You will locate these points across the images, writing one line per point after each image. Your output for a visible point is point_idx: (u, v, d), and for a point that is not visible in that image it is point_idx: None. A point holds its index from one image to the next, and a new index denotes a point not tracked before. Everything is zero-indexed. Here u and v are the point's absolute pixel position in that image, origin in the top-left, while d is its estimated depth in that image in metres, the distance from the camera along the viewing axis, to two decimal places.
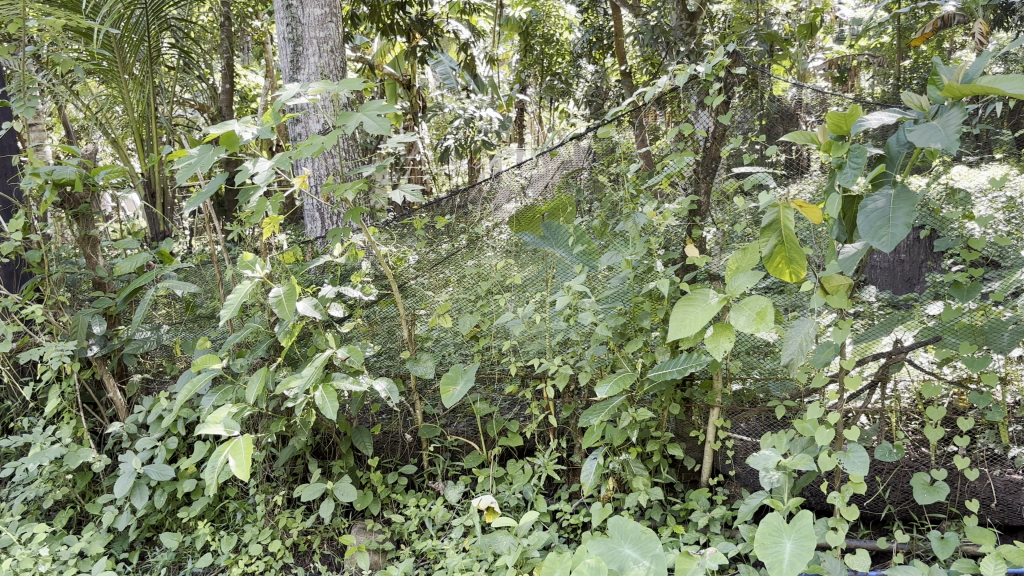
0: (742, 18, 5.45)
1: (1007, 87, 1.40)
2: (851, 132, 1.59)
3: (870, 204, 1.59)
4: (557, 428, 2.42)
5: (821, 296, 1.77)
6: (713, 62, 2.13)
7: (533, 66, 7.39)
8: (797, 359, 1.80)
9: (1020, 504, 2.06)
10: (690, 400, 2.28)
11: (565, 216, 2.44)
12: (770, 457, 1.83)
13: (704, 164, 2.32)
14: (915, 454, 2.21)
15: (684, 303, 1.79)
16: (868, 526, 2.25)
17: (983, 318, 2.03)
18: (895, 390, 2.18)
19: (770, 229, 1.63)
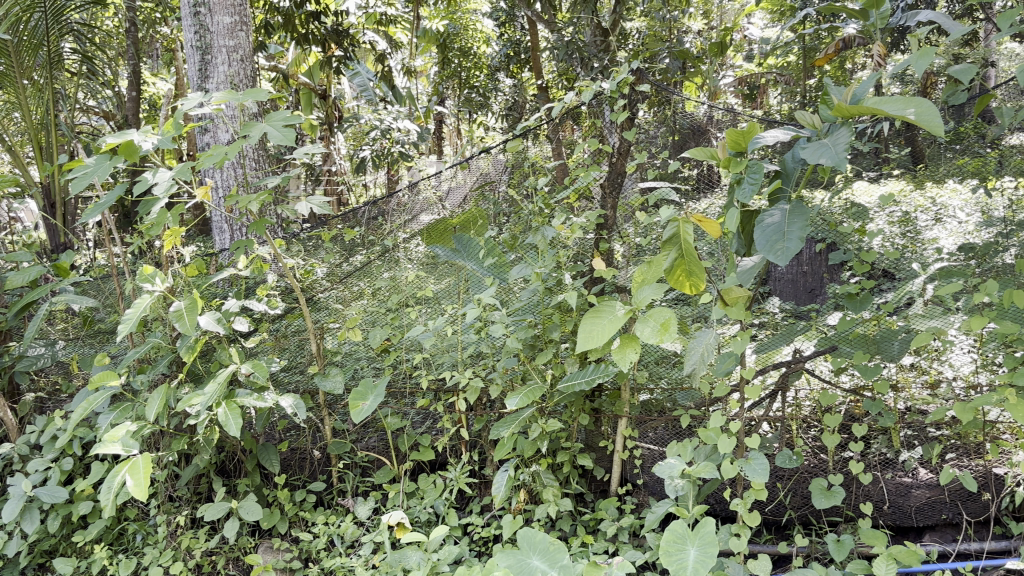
0: (654, 35, 5.59)
1: (891, 108, 1.46)
2: (749, 149, 1.64)
3: (767, 219, 1.63)
4: (469, 441, 2.42)
5: (720, 308, 1.82)
6: (618, 80, 2.18)
7: (451, 78, 7.42)
8: (699, 370, 1.84)
9: (910, 506, 2.18)
10: (599, 411, 2.31)
11: (476, 229, 2.46)
12: (675, 465, 1.86)
13: (611, 179, 2.37)
14: (814, 460, 2.29)
15: (592, 315, 1.81)
16: (771, 531, 2.32)
17: (876, 328, 2.13)
18: (796, 399, 2.24)
19: (670, 242, 1.66)
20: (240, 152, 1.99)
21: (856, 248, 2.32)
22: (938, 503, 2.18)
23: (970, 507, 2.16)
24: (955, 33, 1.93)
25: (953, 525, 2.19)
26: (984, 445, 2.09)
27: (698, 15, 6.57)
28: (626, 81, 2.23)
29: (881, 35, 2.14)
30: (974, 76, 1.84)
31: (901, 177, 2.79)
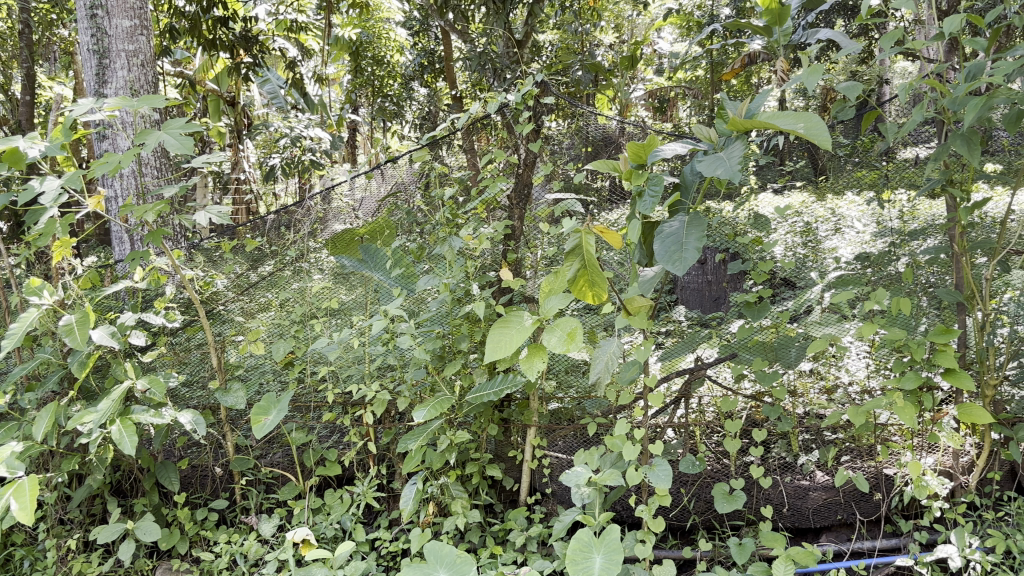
0: (567, 48, 5.67)
1: (784, 123, 1.51)
2: (650, 161, 1.67)
3: (666, 230, 1.67)
4: (377, 454, 2.40)
5: (623, 317, 1.85)
6: (523, 91, 2.21)
7: (365, 87, 7.35)
8: (603, 378, 1.86)
9: (808, 508, 2.24)
10: (508, 421, 2.32)
11: (382, 239, 2.47)
12: (582, 473, 1.88)
13: (518, 190, 2.40)
14: (717, 465, 2.34)
15: (500, 326, 1.80)
16: (676, 536, 2.36)
17: (775, 335, 2.18)
18: (698, 406, 2.34)
19: (573, 253, 1.67)
20: (136, 159, 1.93)
21: (759, 259, 2.37)
22: (834, 504, 2.24)
23: (863, 507, 2.23)
24: (849, 51, 2.02)
25: (848, 526, 2.25)
26: (876, 448, 2.17)
27: (609, 29, 6.68)
28: (531, 93, 2.26)
29: (781, 51, 2.22)
30: (859, 92, 1.97)
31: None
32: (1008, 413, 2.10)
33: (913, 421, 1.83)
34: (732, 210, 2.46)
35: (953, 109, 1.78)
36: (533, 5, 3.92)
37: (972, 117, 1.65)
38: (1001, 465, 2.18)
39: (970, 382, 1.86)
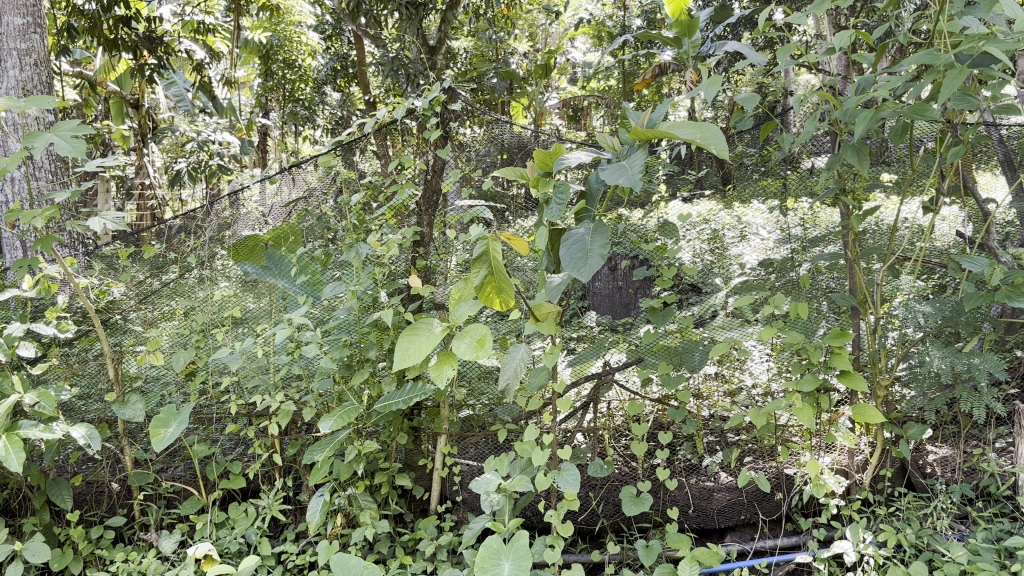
0: (482, 56, 5.68)
1: (683, 132, 1.55)
2: (555, 169, 1.68)
3: (572, 237, 1.68)
4: (284, 466, 2.35)
5: (532, 323, 1.86)
6: (430, 97, 2.21)
7: (276, 90, 7.21)
8: (513, 385, 1.85)
9: (712, 510, 2.30)
10: (418, 429, 2.30)
11: (287, 245, 2.39)
12: (491, 480, 1.89)
13: (426, 197, 2.39)
14: (625, 468, 2.37)
15: (409, 333, 1.77)
16: (585, 540, 2.38)
17: (679, 340, 2.24)
18: (607, 410, 2.38)
19: (480, 260, 1.65)
20: (23, 163, 1.84)
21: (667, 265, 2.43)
22: (737, 505, 2.30)
23: (765, 507, 2.30)
24: (758, 63, 2.05)
25: (751, 525, 2.32)
26: (777, 448, 2.23)
27: (524, 37, 6.72)
28: (438, 99, 2.26)
29: (689, 62, 2.26)
30: (756, 104, 2.01)
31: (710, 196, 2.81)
32: (899, 413, 2.20)
33: (811, 421, 1.90)
34: (641, 216, 2.55)
35: (844, 121, 1.85)
36: (446, 11, 3.91)
37: (861, 130, 1.71)
38: (892, 462, 2.28)
39: (864, 383, 1.93)
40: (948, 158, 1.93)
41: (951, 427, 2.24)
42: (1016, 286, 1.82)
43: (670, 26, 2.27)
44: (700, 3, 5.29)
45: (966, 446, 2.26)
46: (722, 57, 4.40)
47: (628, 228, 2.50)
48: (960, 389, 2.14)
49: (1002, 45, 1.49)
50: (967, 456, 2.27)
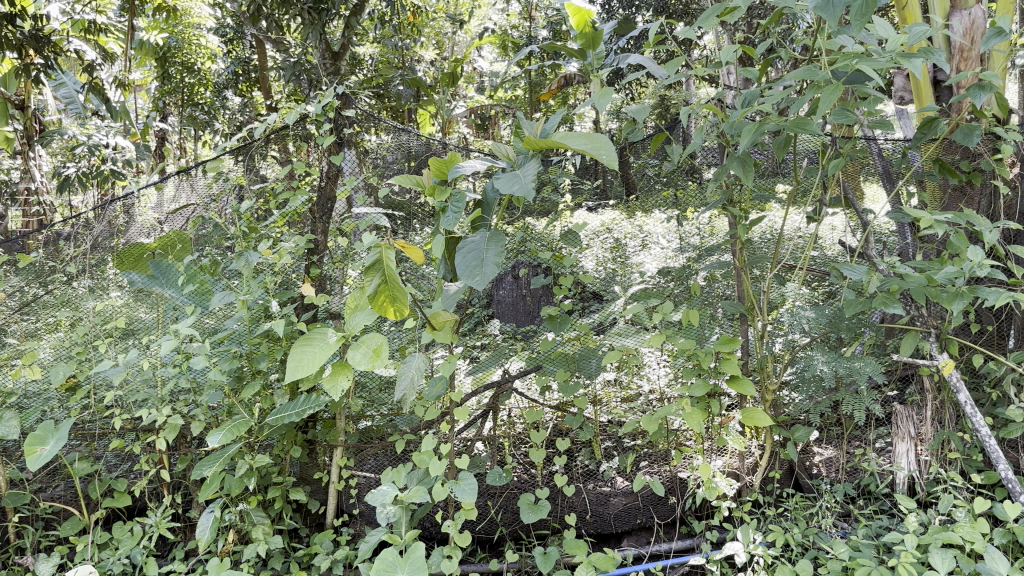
0: (387, 62, 5.63)
1: (575, 143, 1.56)
2: (450, 177, 1.67)
3: (467, 244, 1.67)
4: (172, 482, 2.27)
5: (428, 332, 1.85)
6: (324, 103, 2.20)
7: (173, 93, 6.96)
8: (410, 395, 1.80)
9: (609, 515, 2.35)
10: (313, 442, 2.26)
11: (174, 254, 2.29)
12: (387, 492, 1.86)
13: (321, 203, 2.37)
14: (524, 475, 2.38)
15: (302, 343, 1.73)
16: (484, 549, 2.37)
17: (578, 346, 2.27)
18: (507, 418, 2.39)
19: (373, 268, 1.62)
20: None
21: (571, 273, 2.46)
22: (633, 509, 2.36)
23: (660, 510, 2.35)
24: (663, 76, 2.13)
25: (647, 529, 2.37)
26: (670, 452, 2.27)
27: (431, 45, 6.66)
28: (331, 105, 2.24)
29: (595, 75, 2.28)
30: (645, 114, 2.10)
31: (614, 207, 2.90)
32: (788, 416, 2.27)
33: (701, 427, 1.97)
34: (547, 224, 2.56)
35: (729, 133, 1.90)
36: (349, 17, 3.84)
37: (745, 143, 1.77)
38: (781, 464, 2.36)
39: (752, 388, 1.99)
40: (828, 170, 2.02)
41: (836, 429, 2.33)
42: (891, 293, 1.91)
43: (573, 38, 2.30)
44: (603, 16, 5.38)
45: (850, 446, 2.36)
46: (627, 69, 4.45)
47: (530, 237, 2.52)
48: (842, 393, 2.22)
49: (874, 64, 1.57)
50: (850, 456, 2.36)
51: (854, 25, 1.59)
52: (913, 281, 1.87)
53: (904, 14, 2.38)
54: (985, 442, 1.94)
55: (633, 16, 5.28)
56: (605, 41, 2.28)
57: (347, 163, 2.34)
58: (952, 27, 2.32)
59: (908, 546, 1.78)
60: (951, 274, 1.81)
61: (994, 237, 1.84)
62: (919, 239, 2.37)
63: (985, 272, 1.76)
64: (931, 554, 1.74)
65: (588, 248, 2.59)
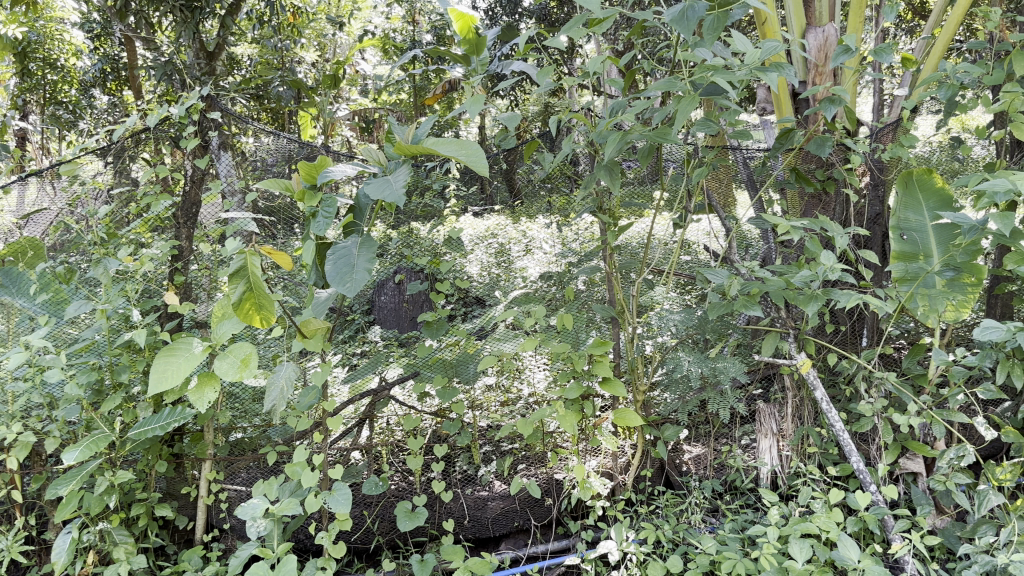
0: (267, 64, 5.48)
1: (446, 149, 1.56)
2: (320, 181, 1.65)
3: (338, 249, 1.65)
4: (26, 503, 2.16)
5: (298, 341, 1.84)
6: (188, 105, 2.14)
7: (34, 90, 6.55)
8: (280, 405, 1.76)
9: (487, 518, 2.33)
10: (181, 456, 2.19)
11: (27, 261, 2.08)
12: (258, 505, 1.78)
13: (185, 209, 2.34)
14: (403, 483, 2.41)
15: (165, 354, 1.66)
16: (361, 559, 2.34)
17: (455, 351, 2.28)
18: (385, 426, 2.37)
19: (238, 275, 1.58)
20: None
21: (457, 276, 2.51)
22: (511, 511, 2.34)
23: (536, 512, 2.36)
24: (541, 85, 2.20)
25: (524, 531, 2.37)
26: (547, 455, 2.34)
27: (313, 47, 6.49)
28: (196, 107, 2.18)
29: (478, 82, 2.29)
30: (518, 122, 2.14)
31: (502, 213, 2.96)
32: (657, 416, 2.35)
33: (574, 427, 2.01)
34: (430, 229, 2.57)
35: (597, 141, 1.94)
36: (224, 16, 3.72)
37: (611, 152, 1.82)
38: (652, 463, 2.42)
39: (623, 388, 2.04)
40: (692, 178, 2.10)
41: (704, 427, 2.43)
42: (752, 295, 2.00)
43: (456, 44, 2.29)
44: (487, 23, 5.35)
45: (717, 443, 2.45)
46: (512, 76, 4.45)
47: (415, 242, 2.52)
48: (708, 392, 2.32)
49: (728, 77, 1.65)
50: (718, 453, 2.45)
51: (708, 39, 1.67)
52: (772, 285, 1.96)
53: (764, 30, 2.45)
54: (839, 437, 2.07)
55: (517, 24, 5.34)
56: (489, 47, 2.28)
57: (222, 164, 2.36)
58: (807, 44, 2.44)
59: (770, 538, 1.86)
60: (805, 277, 1.91)
61: (845, 242, 1.95)
62: (779, 244, 2.48)
63: (836, 276, 1.86)
64: (791, 544, 1.82)
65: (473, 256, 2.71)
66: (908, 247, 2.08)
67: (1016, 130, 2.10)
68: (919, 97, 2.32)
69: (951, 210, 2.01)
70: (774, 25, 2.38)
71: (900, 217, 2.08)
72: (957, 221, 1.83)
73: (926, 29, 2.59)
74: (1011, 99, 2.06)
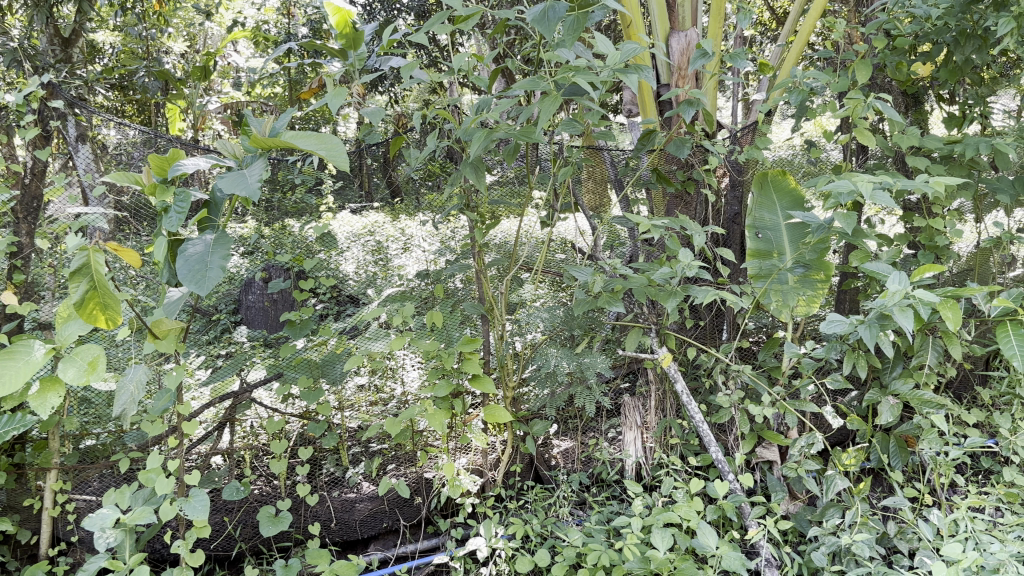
0: (131, 52, 5.21)
1: (304, 143, 1.53)
2: (170, 175, 1.55)
3: (189, 247, 1.57)
4: None
5: (150, 342, 1.77)
6: (26, 92, 2.01)
7: None
8: (131, 409, 1.68)
9: (355, 521, 2.30)
10: (23, 466, 2.06)
11: None
12: (108, 515, 1.69)
13: (24, 202, 2.19)
14: (266, 488, 2.34)
15: (1, 357, 1.55)
16: (223, 567, 2.26)
17: (320, 351, 2.24)
18: (245, 429, 2.30)
19: (80, 273, 1.48)
20: None
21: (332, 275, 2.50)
22: (379, 513, 2.34)
23: (405, 512, 2.35)
24: (406, 83, 2.19)
25: (394, 531, 2.36)
26: (417, 454, 2.32)
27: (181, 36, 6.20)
28: (36, 95, 2.06)
29: (357, 77, 2.21)
30: (380, 119, 2.07)
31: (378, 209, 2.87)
32: (526, 411, 2.38)
33: (443, 425, 2.00)
34: (299, 226, 2.52)
35: (461, 138, 1.94)
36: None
37: (476, 150, 1.81)
38: (522, 458, 2.45)
39: (492, 385, 2.06)
40: (558, 177, 2.12)
41: (573, 421, 2.48)
42: (615, 292, 2.05)
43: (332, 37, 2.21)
44: (365, 18, 5.22)
45: (584, 437, 2.50)
46: (391, 74, 4.37)
47: (286, 239, 2.47)
48: (575, 386, 2.36)
49: (589, 78, 1.68)
50: (585, 446, 2.50)
51: (568, 39, 1.69)
52: (635, 282, 2.01)
53: (630, 32, 2.49)
54: (698, 428, 2.14)
55: (395, 20, 5.24)
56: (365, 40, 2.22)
57: (80, 157, 2.23)
58: (670, 47, 2.52)
59: (634, 529, 1.90)
60: (665, 275, 1.97)
61: (702, 241, 2.02)
62: (643, 242, 2.56)
63: (692, 272, 1.94)
64: (653, 534, 1.86)
65: (349, 251, 2.56)
66: (763, 245, 2.16)
67: (860, 134, 2.22)
68: (773, 102, 2.42)
69: (802, 209, 2.10)
70: (637, 27, 2.43)
71: (755, 216, 2.16)
72: (806, 221, 1.92)
73: (782, 35, 2.69)
74: (854, 105, 2.17)
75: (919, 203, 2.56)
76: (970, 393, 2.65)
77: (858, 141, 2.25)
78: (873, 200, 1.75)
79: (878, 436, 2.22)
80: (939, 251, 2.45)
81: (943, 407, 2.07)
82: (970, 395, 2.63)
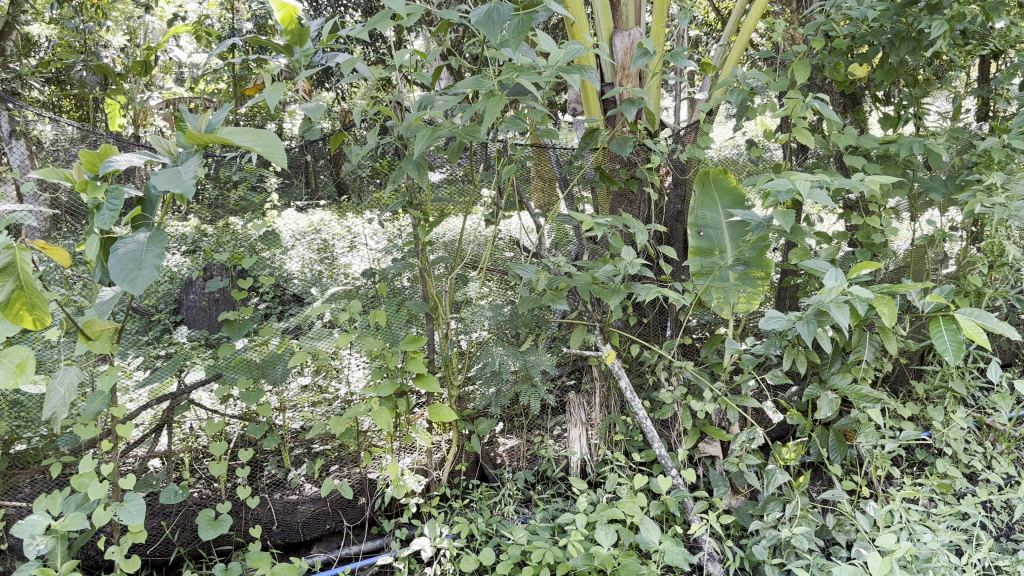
0: (67, 46, 5.05)
1: (241, 139, 1.49)
2: (101, 171, 1.51)
3: (122, 246, 1.53)
4: None
5: (81, 343, 1.71)
6: None
7: None
8: (61, 413, 1.63)
9: (297, 523, 2.27)
10: None
11: None
12: (38, 521, 1.63)
13: None
14: (206, 490, 2.29)
15: None
16: (161, 571, 2.22)
17: (261, 352, 2.21)
18: (183, 433, 2.26)
19: (6, 272, 1.43)
20: None
21: (275, 273, 2.47)
22: (322, 514, 2.31)
23: (349, 513, 2.33)
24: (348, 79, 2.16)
25: (337, 533, 2.34)
26: (360, 455, 2.30)
27: (120, 30, 6.04)
28: None
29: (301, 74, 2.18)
30: (322, 116, 2.02)
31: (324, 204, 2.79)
32: (471, 410, 2.38)
33: (388, 424, 1.98)
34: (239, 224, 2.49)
35: (405, 135, 1.93)
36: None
37: (420, 148, 1.79)
38: (467, 457, 2.45)
39: (437, 384, 2.05)
40: (502, 175, 2.12)
41: (519, 419, 2.48)
42: (559, 290, 2.05)
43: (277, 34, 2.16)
44: (310, 13, 5.13)
45: (530, 434, 2.51)
46: (337, 71, 4.30)
47: (229, 237, 2.38)
48: (520, 385, 2.36)
49: (532, 79, 1.67)
50: (530, 444, 2.50)
51: (511, 42, 1.69)
52: (579, 279, 2.02)
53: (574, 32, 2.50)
54: (642, 424, 2.16)
55: (341, 16, 5.17)
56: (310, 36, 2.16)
57: (15, 154, 2.23)
58: (613, 47, 2.53)
59: (578, 525, 1.90)
60: (608, 273, 1.98)
61: (645, 239, 2.03)
62: (588, 240, 2.57)
63: (634, 270, 1.94)
64: (597, 530, 1.86)
65: (293, 250, 2.51)
66: (705, 243, 2.19)
67: (798, 134, 2.26)
68: (715, 101, 2.44)
69: (742, 208, 2.14)
70: (582, 27, 2.44)
71: (698, 215, 2.18)
72: (747, 220, 1.95)
73: (723, 36, 2.73)
74: (793, 105, 2.20)
75: (856, 202, 2.61)
76: (905, 387, 2.72)
77: (798, 140, 2.28)
78: (810, 197, 1.77)
79: (818, 430, 2.26)
80: (876, 249, 2.50)
81: (879, 401, 2.10)
82: (905, 389, 2.69)
